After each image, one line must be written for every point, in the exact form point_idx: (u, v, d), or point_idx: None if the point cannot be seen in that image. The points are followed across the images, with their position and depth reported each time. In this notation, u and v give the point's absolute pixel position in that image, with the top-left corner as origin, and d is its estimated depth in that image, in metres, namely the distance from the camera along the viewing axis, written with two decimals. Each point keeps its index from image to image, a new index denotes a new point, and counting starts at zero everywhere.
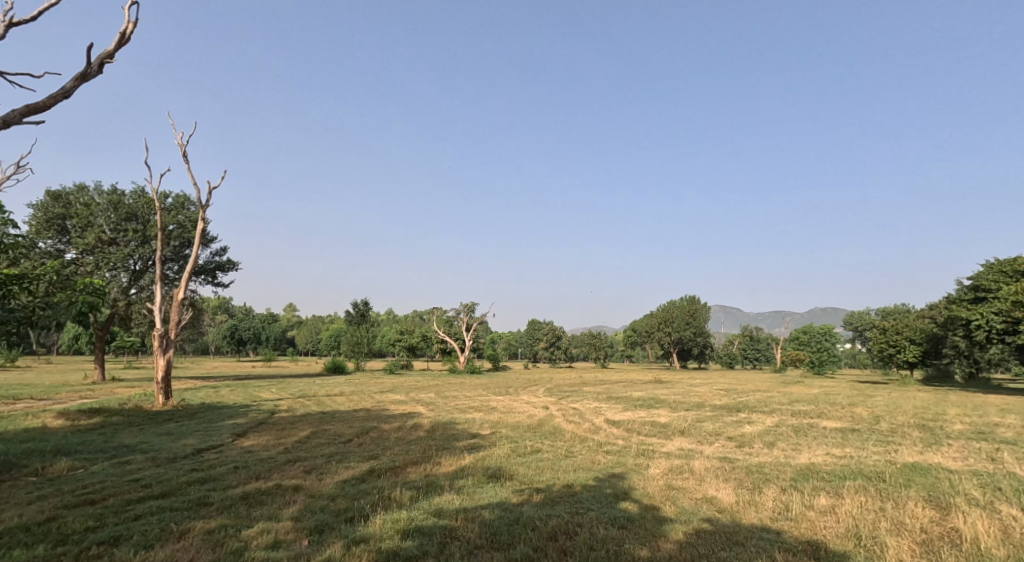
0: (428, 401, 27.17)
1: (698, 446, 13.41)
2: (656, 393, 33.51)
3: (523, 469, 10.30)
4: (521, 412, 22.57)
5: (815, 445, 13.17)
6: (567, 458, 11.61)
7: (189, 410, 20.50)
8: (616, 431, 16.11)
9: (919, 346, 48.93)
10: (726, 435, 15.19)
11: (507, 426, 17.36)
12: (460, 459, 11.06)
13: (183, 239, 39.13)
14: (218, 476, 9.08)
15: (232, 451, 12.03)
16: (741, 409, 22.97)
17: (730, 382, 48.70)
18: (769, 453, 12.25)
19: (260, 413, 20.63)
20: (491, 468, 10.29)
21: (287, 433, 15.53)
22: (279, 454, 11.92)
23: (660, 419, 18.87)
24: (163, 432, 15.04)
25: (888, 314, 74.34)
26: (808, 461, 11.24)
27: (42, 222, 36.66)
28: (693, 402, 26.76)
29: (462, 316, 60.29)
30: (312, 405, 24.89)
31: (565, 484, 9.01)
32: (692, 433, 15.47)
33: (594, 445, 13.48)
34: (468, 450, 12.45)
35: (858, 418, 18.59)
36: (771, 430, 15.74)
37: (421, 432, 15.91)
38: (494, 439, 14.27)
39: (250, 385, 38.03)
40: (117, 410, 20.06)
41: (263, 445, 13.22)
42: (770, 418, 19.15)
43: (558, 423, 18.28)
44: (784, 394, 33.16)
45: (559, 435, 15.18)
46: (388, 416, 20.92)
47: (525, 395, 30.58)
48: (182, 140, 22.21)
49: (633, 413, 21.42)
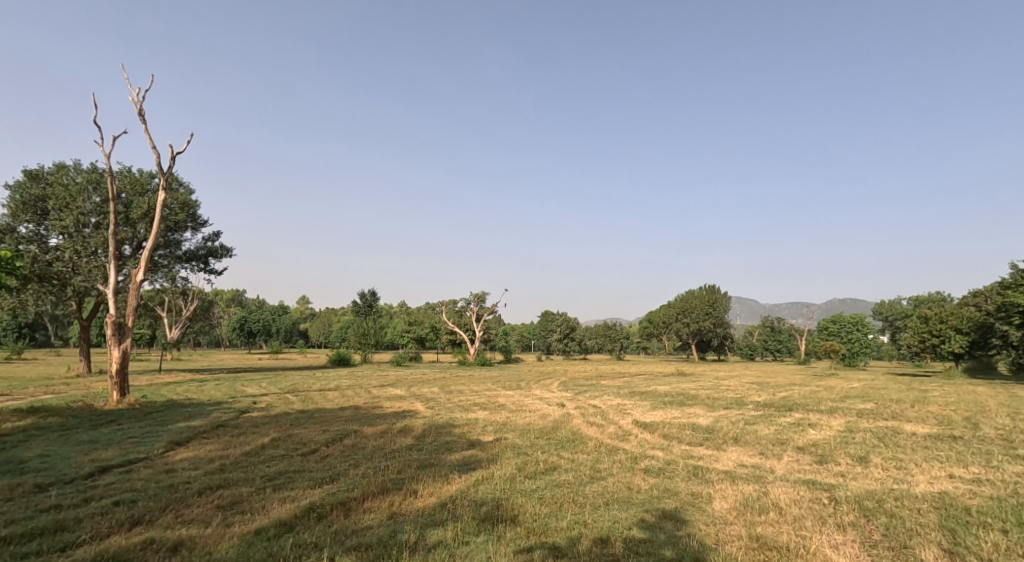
0: (428, 397, 24.05)
1: (764, 462, 10.13)
2: (682, 388, 30.14)
3: (531, 506, 7.03)
4: (533, 410, 19.46)
5: (926, 461, 9.73)
6: (596, 484, 8.41)
7: (145, 410, 17.66)
8: (652, 438, 12.76)
9: (966, 336, 44.36)
10: (797, 444, 11.83)
11: (515, 431, 14.09)
12: (444, 487, 7.87)
13: (170, 223, 36.59)
14: (69, 523, 6.06)
15: (142, 472, 9.00)
16: (792, 407, 19.49)
17: (760, 376, 44.92)
18: (871, 474, 8.93)
19: (225, 412, 17.70)
20: (485, 503, 7.07)
21: (236, 442, 12.43)
22: (203, 474, 8.89)
23: (702, 421, 15.52)
24: (85, 441, 12.21)
25: (922, 302, 69.29)
26: (936, 491, 7.87)
27: (18, 204, 34.05)
28: (728, 398, 23.55)
29: (471, 307, 57.01)
30: (296, 402, 22.12)
31: (596, 537, 5.79)
32: (749, 441, 12.22)
33: (626, 460, 10.24)
34: (461, 469, 9.30)
35: (946, 419, 15.15)
36: (848, 437, 12.39)
37: (407, 437, 12.81)
38: (496, 450, 11.15)
39: (243, 379, 35.60)
40: (58, 411, 17.28)
41: (195, 460, 10.23)
42: (836, 419, 15.62)
43: (577, 426, 14.98)
44: (826, 388, 29.56)
45: (580, 445, 11.92)
46: (377, 415, 18.04)
47: (536, 390, 27.33)
48: (138, 97, 19.06)
49: (664, 412, 18.14)
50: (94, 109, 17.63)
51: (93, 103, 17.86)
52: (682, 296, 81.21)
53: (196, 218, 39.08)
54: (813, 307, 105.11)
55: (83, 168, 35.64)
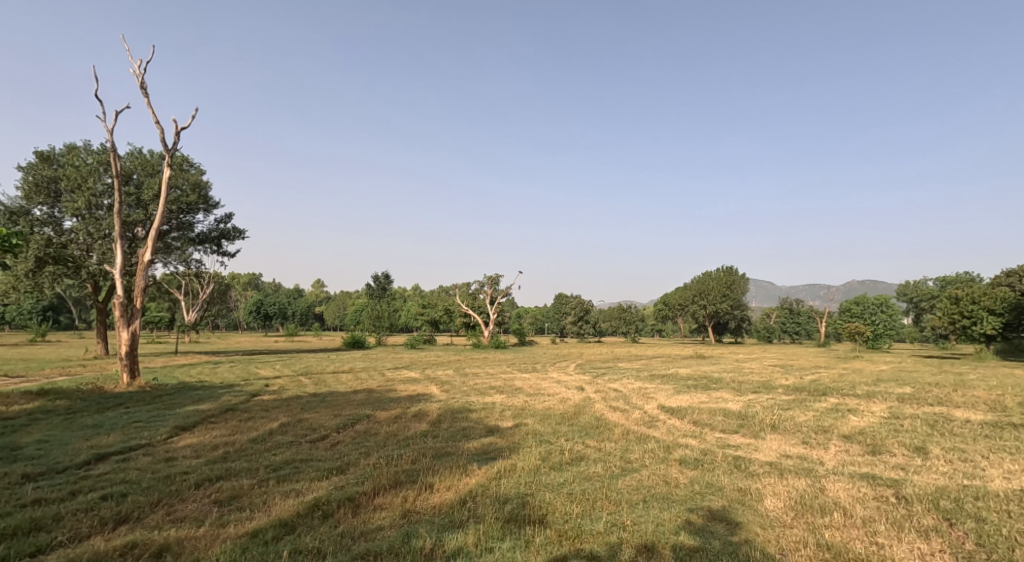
0: (443, 380, 23.40)
1: (810, 452, 9.28)
2: (704, 371, 29.23)
3: (561, 503, 6.29)
4: (551, 394, 18.75)
5: (993, 453, 8.79)
6: (630, 478, 7.62)
7: (154, 393, 17.22)
8: (683, 425, 11.94)
9: (1000, 318, 42.42)
10: (842, 432, 10.93)
11: (535, 416, 13.37)
12: (464, 480, 7.15)
13: (182, 204, 36.18)
14: (47, 521, 5.44)
15: (141, 461, 8.40)
16: (825, 390, 18.52)
17: (781, 358, 43.70)
18: (935, 467, 8.04)
19: (236, 396, 17.23)
20: (510, 500, 6.33)
21: (243, 428, 11.83)
22: (204, 464, 8.29)
23: (733, 406, 14.63)
24: (89, 426, 11.72)
25: (950, 283, 67.00)
26: (1018, 488, 6.96)
27: (32, 186, 33.82)
28: (754, 381, 22.62)
29: (485, 289, 56.35)
30: (309, 385, 21.67)
31: (639, 546, 5.08)
32: (787, 428, 11.37)
33: (658, 449, 9.49)
34: (481, 459, 8.57)
35: (998, 405, 14.08)
36: (897, 425, 11.43)
37: (421, 423, 12.14)
38: (517, 437, 10.44)
39: (258, 361, 35.48)
40: (68, 393, 16.93)
41: (198, 447, 9.65)
42: (876, 404, 14.67)
43: (601, 411, 14.25)
44: (856, 371, 28.36)
45: (606, 432, 11.14)
46: (391, 399, 17.49)
47: (553, 373, 26.59)
48: (140, 70, 18.33)
49: (690, 396, 17.36)
50: (96, 82, 17.03)
51: (95, 76, 17.23)
52: (699, 278, 79.74)
53: (208, 200, 38.64)
54: (834, 288, 102.66)
55: (93, 149, 35.29)
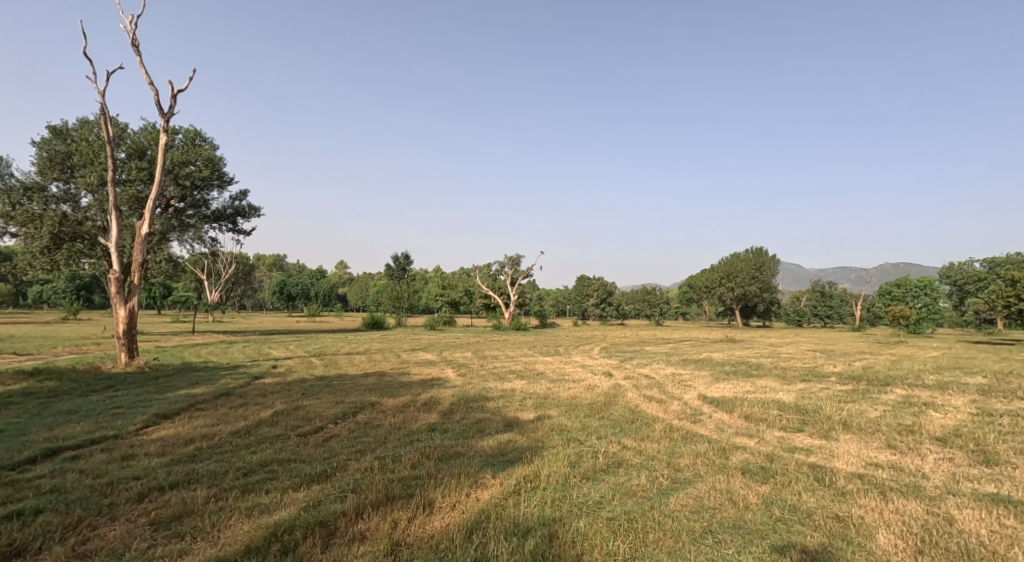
0: (459, 363, 21.91)
1: (905, 461, 7.45)
2: (739, 356, 27.23)
3: (602, 537, 4.70)
4: (577, 380, 17.17)
5: None
6: (686, 496, 5.97)
7: (151, 374, 16.10)
8: (733, 420, 10.23)
9: None
10: (933, 432, 9.05)
11: (560, 407, 11.76)
12: (473, 497, 5.60)
13: (195, 180, 35.08)
14: None
15: (92, 460, 7.04)
16: (885, 380, 16.47)
17: (818, 342, 41.19)
18: None
19: (236, 378, 15.97)
20: (533, 532, 4.74)
21: (231, 416, 10.46)
22: (161, 465, 6.86)
23: (785, 398, 12.80)
24: (64, 412, 10.51)
25: (1000, 265, 62.68)
26: None
27: (45, 161, 32.96)
28: (799, 369, 20.63)
29: (506, 270, 54.75)
30: (318, 367, 20.46)
31: None
32: (863, 427, 9.52)
33: (712, 453, 7.81)
34: (498, 464, 6.94)
35: None
36: (997, 425, 9.47)
37: (430, 414, 10.60)
38: (540, 434, 8.82)
39: (272, 340, 34.69)
40: (61, 373, 15.93)
41: (167, 442, 8.23)
42: (956, 397, 12.66)
43: (634, 402, 12.60)
44: (907, 358, 25.99)
45: (645, 429, 9.44)
46: (402, 383, 16.13)
47: (577, 357, 24.96)
48: (131, 26, 16.83)
49: (732, 385, 15.58)
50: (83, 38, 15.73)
51: (81, 33, 15.87)
52: (727, 260, 76.74)
53: (222, 176, 37.54)
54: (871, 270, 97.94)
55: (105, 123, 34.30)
